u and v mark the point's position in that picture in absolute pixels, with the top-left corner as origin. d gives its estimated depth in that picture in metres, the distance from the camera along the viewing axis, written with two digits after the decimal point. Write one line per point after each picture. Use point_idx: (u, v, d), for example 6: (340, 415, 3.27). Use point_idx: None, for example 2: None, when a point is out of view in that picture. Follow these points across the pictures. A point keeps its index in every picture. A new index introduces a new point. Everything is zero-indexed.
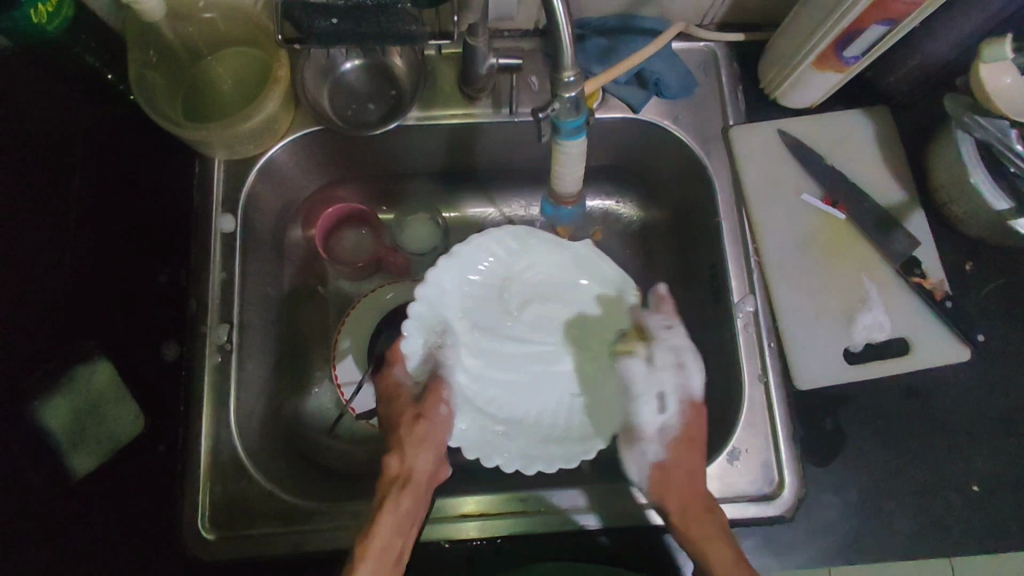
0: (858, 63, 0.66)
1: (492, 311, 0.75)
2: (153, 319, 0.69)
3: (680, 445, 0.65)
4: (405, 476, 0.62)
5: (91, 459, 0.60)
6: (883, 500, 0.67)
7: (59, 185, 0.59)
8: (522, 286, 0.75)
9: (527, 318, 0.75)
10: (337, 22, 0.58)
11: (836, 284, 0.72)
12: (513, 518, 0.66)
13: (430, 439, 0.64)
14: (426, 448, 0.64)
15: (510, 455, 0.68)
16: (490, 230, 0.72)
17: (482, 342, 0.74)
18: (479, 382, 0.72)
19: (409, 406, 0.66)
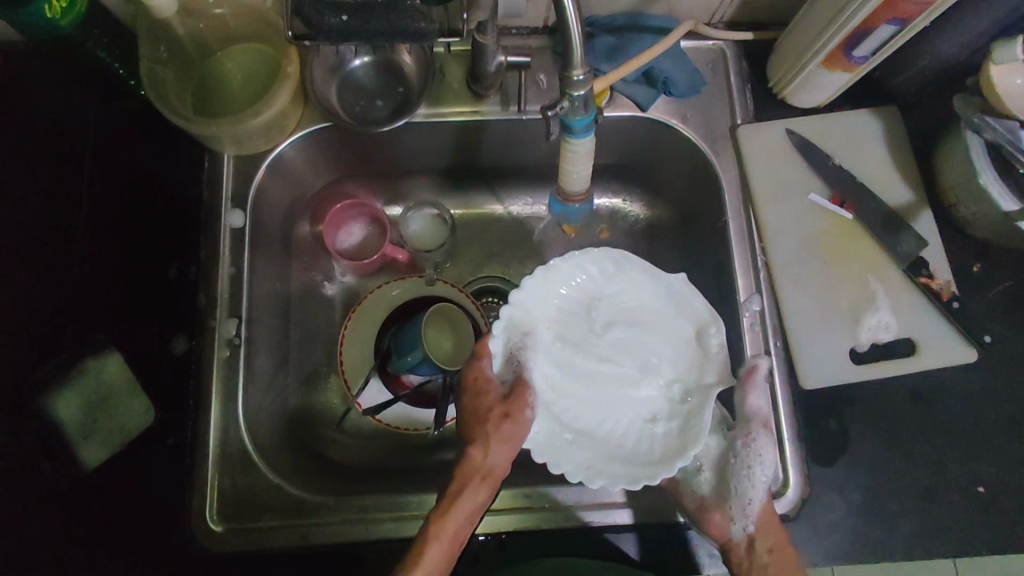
0: (867, 63, 0.66)
1: (576, 330, 0.69)
2: (162, 312, 0.68)
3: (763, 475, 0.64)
4: (486, 470, 0.59)
5: (99, 449, 0.62)
6: (887, 501, 0.67)
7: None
8: (611, 306, 0.69)
9: (607, 340, 0.69)
10: (347, 19, 0.59)
11: (843, 284, 0.72)
12: (513, 513, 0.67)
13: (515, 439, 0.60)
14: (507, 446, 0.60)
15: (575, 464, 0.62)
16: (578, 251, 0.67)
17: (570, 357, 0.68)
18: (561, 391, 0.67)
19: (498, 403, 0.61)
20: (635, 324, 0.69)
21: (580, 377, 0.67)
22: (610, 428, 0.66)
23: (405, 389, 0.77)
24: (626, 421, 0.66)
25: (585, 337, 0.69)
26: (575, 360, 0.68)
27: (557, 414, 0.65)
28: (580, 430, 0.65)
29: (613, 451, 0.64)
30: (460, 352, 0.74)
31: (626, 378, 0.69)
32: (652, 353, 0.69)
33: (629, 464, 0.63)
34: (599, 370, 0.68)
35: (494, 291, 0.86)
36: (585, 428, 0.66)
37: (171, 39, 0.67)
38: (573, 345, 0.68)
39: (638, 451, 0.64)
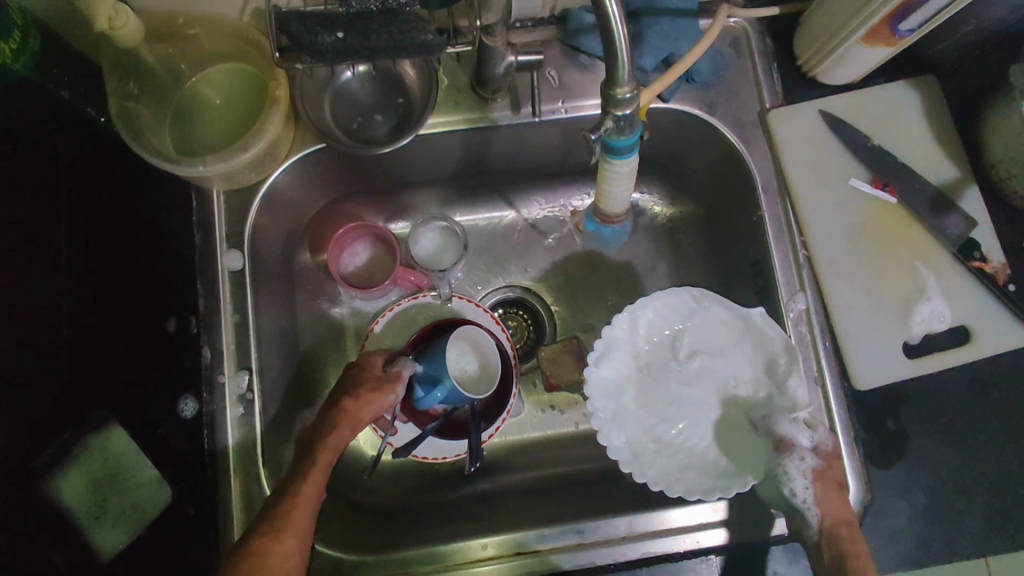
0: (911, 37, 0.61)
1: (665, 361, 0.68)
2: (165, 371, 0.62)
3: (826, 485, 0.59)
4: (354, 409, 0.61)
5: (116, 532, 0.58)
6: (951, 499, 0.64)
7: (42, 242, 0.54)
8: (696, 335, 0.68)
9: (692, 369, 0.68)
10: (342, 36, 0.52)
11: (890, 274, 0.68)
12: (527, 558, 0.63)
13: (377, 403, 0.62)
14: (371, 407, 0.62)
15: (658, 475, 0.63)
16: (659, 292, 0.67)
17: (657, 386, 0.68)
18: (651, 416, 0.67)
19: (376, 375, 0.65)
20: (715, 352, 0.67)
21: (667, 403, 0.68)
22: (700, 446, 0.66)
23: (433, 419, 0.69)
24: (700, 428, 0.67)
25: (665, 365, 0.68)
26: (659, 387, 0.68)
27: (647, 429, 0.66)
28: (667, 443, 0.66)
29: (696, 466, 0.65)
30: (481, 380, 0.65)
31: (707, 402, 0.68)
32: (730, 377, 0.67)
33: (704, 479, 0.64)
34: (686, 395, 0.68)
35: (514, 301, 0.81)
36: (671, 441, 0.66)
37: (139, 68, 0.59)
38: (661, 373, 0.68)
39: (712, 463, 0.65)
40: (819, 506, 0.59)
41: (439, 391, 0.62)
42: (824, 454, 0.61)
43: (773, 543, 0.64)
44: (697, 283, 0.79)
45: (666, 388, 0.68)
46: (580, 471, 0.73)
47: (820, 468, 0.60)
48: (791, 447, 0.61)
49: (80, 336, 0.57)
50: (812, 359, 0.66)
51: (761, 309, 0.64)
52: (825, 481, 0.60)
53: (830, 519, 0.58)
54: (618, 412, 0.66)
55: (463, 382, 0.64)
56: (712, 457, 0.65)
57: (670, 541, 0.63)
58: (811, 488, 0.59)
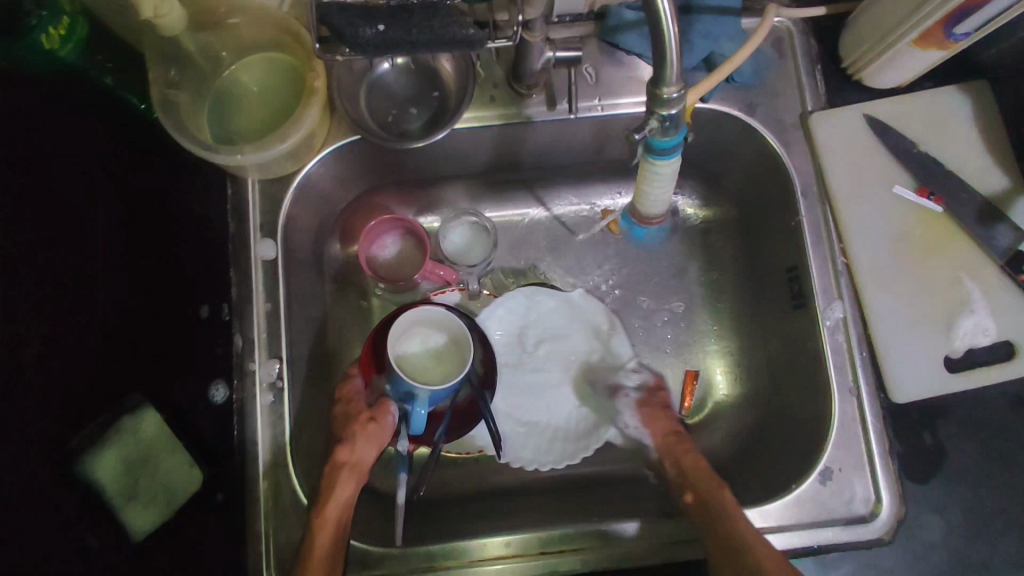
0: (966, 41, 0.59)
1: (517, 355, 0.77)
2: (196, 357, 0.63)
3: (651, 410, 0.71)
4: (354, 462, 0.63)
5: (147, 515, 0.56)
6: (986, 517, 0.62)
7: (81, 216, 0.55)
8: (537, 328, 0.77)
9: (540, 357, 0.77)
10: (384, 28, 0.51)
11: (933, 285, 0.66)
12: (535, 559, 0.63)
13: (378, 437, 0.65)
14: (372, 444, 0.64)
15: (529, 453, 0.73)
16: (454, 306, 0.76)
17: (520, 378, 0.76)
18: (518, 403, 0.75)
19: (366, 406, 0.66)
20: (558, 338, 0.77)
21: (512, 392, 0.76)
22: (561, 421, 0.75)
23: (440, 421, 0.66)
24: (568, 404, 0.76)
25: (519, 360, 0.77)
26: (524, 377, 0.76)
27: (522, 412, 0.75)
28: (533, 423, 0.75)
29: (549, 435, 0.74)
30: (442, 356, 0.64)
31: (567, 380, 0.76)
32: (569, 354, 0.77)
33: (557, 445, 0.74)
34: (536, 380, 0.76)
35: None
36: (542, 422, 0.75)
37: (182, 57, 0.60)
38: (516, 365, 0.77)
39: (570, 430, 0.75)
40: (646, 427, 0.71)
41: (423, 404, 0.61)
42: (648, 389, 0.73)
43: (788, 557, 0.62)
44: (728, 286, 0.78)
45: (523, 377, 0.76)
46: (603, 474, 0.74)
47: (643, 397, 0.72)
48: (619, 391, 0.74)
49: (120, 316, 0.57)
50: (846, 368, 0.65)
51: (580, 292, 0.77)
52: (650, 407, 0.71)
53: (659, 435, 0.69)
54: (502, 406, 0.75)
55: (441, 365, 0.63)
56: (575, 420, 0.75)
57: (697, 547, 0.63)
58: (636, 416, 0.72)
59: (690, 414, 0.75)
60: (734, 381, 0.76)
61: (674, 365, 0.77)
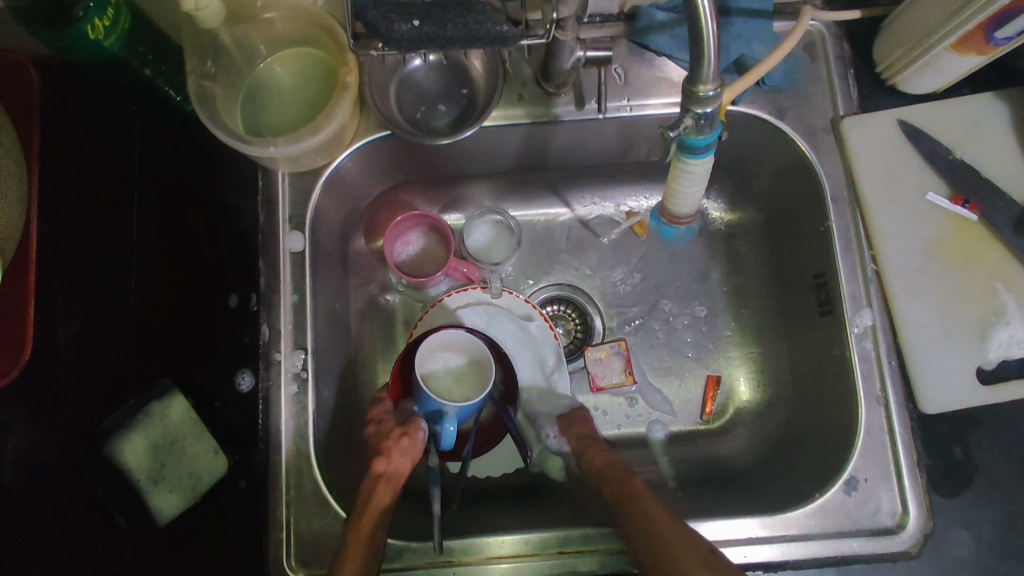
0: (1008, 45, 0.58)
1: None
2: (223, 345, 0.63)
3: (572, 425, 0.69)
4: (390, 476, 0.59)
5: (173, 498, 0.59)
6: (1022, 536, 0.60)
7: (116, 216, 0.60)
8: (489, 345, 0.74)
9: None
10: (418, 24, 0.52)
11: (966, 294, 0.64)
12: (551, 559, 0.63)
13: (414, 452, 0.60)
14: (408, 459, 0.60)
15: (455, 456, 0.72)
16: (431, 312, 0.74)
17: None
18: None
19: (397, 423, 0.62)
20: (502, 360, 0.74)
21: None
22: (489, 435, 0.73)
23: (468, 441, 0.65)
24: None
25: None
26: None
27: None
28: None
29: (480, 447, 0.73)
30: (462, 377, 0.63)
31: None
32: None
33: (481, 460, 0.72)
34: None
35: (566, 301, 0.80)
36: None
37: (218, 51, 0.61)
38: None
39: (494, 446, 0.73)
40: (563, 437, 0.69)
41: (452, 421, 0.61)
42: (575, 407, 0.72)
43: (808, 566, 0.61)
44: (753, 289, 0.78)
45: None
46: None
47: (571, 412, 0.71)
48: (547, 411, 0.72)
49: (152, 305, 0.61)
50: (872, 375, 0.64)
51: (535, 322, 0.74)
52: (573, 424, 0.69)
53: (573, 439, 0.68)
54: None
55: (467, 385, 0.63)
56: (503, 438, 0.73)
57: None
58: (559, 439, 0.70)
59: (711, 418, 0.76)
60: (757, 386, 0.75)
61: (696, 368, 0.77)
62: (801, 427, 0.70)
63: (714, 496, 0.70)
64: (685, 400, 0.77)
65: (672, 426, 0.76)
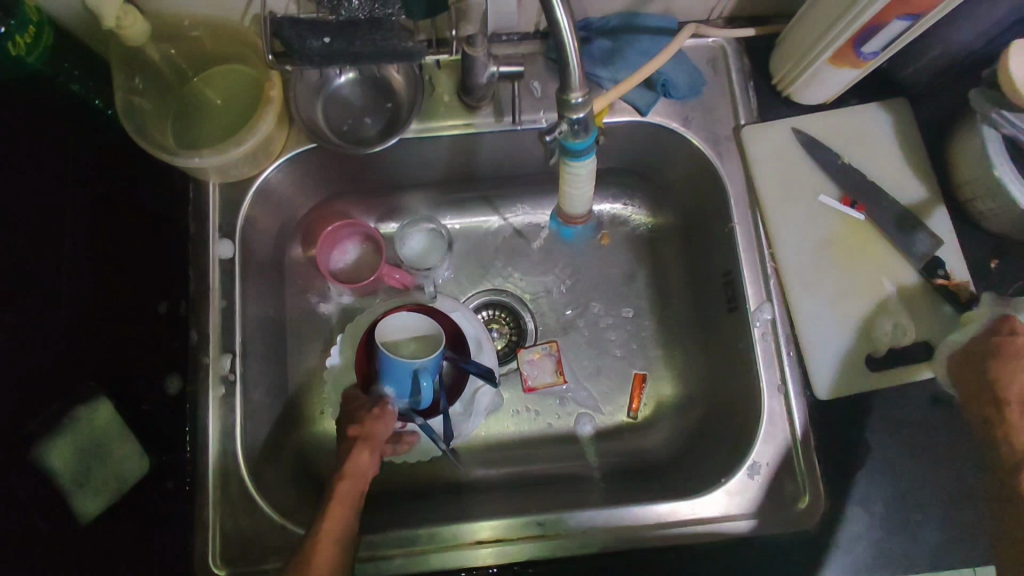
0: (877, 58, 0.63)
1: None
2: (153, 350, 0.66)
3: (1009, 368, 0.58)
4: (367, 439, 0.63)
5: (96, 499, 0.59)
6: (911, 511, 0.64)
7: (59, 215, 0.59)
8: None
9: None
10: (330, 41, 0.56)
11: (856, 287, 0.70)
12: (529, 543, 0.66)
13: (388, 421, 0.65)
14: (383, 427, 0.65)
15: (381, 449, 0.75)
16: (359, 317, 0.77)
17: None
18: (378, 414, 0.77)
19: (370, 400, 0.67)
20: None
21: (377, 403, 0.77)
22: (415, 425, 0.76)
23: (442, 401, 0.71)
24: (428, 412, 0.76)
25: None
26: None
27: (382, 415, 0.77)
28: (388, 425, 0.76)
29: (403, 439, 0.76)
30: (418, 347, 0.68)
31: None
32: None
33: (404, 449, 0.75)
34: None
35: (498, 304, 0.84)
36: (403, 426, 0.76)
37: (147, 68, 0.64)
38: None
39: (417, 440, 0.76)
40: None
41: (426, 376, 0.66)
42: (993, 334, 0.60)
43: (714, 546, 0.65)
44: (674, 290, 0.82)
45: None
46: (549, 471, 0.78)
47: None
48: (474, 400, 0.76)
49: (93, 306, 0.62)
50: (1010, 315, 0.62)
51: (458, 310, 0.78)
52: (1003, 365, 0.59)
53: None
54: None
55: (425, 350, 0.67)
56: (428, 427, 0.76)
57: (632, 537, 0.66)
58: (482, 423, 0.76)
59: (638, 412, 0.79)
60: (677, 381, 0.79)
61: (622, 366, 0.81)
62: (714, 418, 0.75)
63: (635, 487, 0.73)
64: (611, 397, 0.80)
65: (599, 420, 0.80)
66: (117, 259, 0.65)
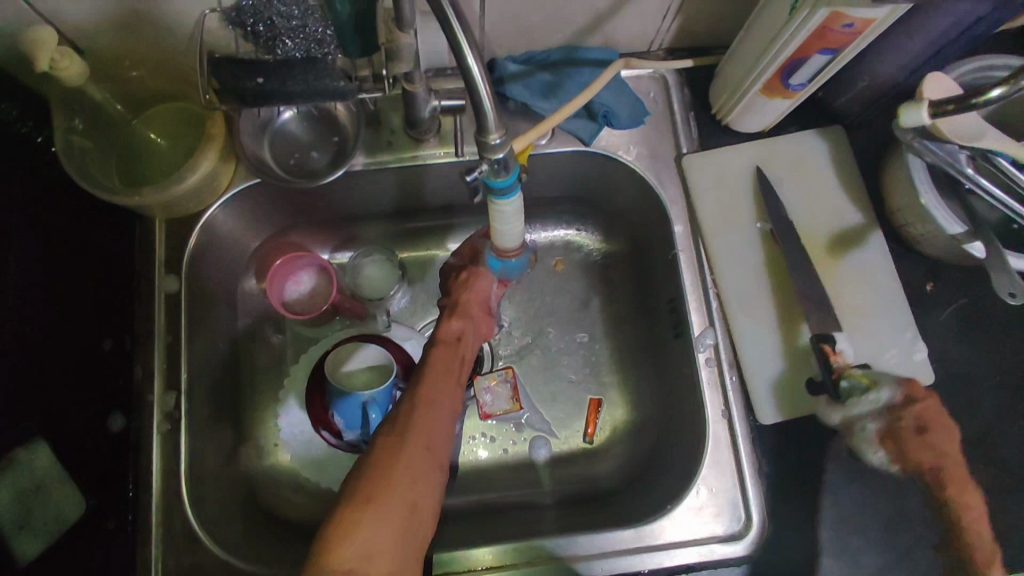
0: (805, 89, 0.65)
1: None
2: (97, 388, 0.65)
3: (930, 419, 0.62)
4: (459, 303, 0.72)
5: (37, 540, 0.57)
6: (853, 534, 0.65)
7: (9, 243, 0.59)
8: None
9: None
10: (262, 81, 0.57)
11: (796, 312, 0.71)
12: (526, 567, 0.66)
13: (484, 291, 0.74)
14: (479, 296, 0.74)
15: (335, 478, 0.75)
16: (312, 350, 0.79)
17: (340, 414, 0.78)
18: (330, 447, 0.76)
19: (463, 275, 0.75)
20: None
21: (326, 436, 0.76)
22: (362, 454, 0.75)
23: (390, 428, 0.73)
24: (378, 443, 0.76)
25: None
26: None
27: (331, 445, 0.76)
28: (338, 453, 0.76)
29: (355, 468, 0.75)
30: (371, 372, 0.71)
31: None
32: None
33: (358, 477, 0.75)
34: None
35: None
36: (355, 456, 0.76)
37: (88, 108, 0.64)
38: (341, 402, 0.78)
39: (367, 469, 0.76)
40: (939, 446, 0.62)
41: (373, 408, 0.69)
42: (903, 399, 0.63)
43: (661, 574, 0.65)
44: (626, 315, 0.83)
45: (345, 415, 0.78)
46: (502, 500, 0.77)
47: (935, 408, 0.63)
48: None
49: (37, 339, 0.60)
50: (906, 381, 0.64)
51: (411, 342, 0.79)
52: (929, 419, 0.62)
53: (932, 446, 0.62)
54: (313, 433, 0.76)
55: (376, 379, 0.70)
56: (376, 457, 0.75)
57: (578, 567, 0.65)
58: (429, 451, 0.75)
59: (593, 438, 0.80)
60: (630, 406, 0.80)
61: (577, 391, 0.81)
62: (664, 443, 0.75)
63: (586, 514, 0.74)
64: (566, 423, 0.80)
65: (554, 445, 0.80)
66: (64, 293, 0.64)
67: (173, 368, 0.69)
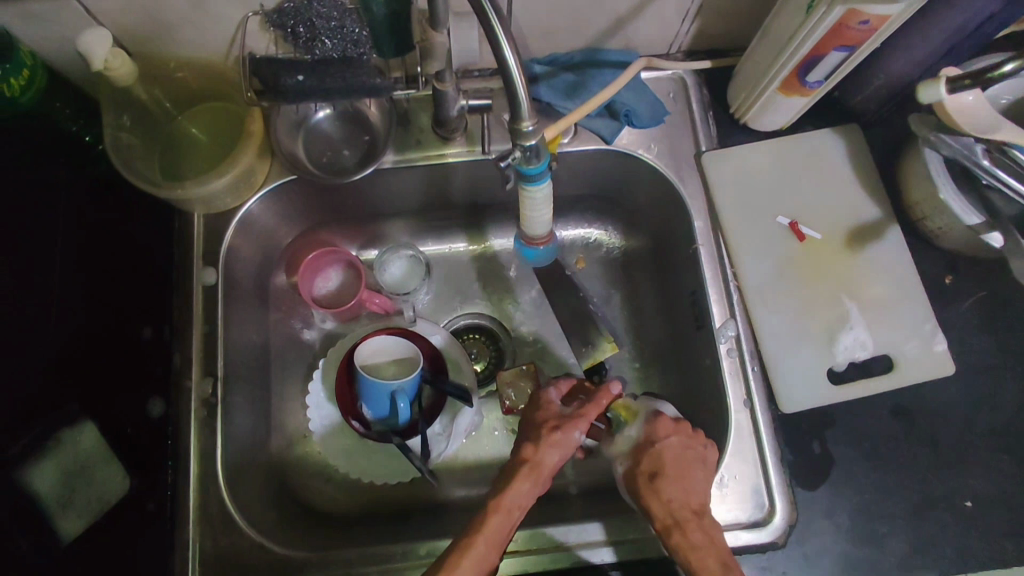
0: (823, 87, 0.67)
1: None
2: (135, 375, 0.67)
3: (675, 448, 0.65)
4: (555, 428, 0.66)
5: (78, 518, 0.58)
6: (876, 521, 0.65)
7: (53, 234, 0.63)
8: None
9: None
10: (303, 78, 0.60)
11: (817, 304, 0.72)
12: (543, 552, 0.67)
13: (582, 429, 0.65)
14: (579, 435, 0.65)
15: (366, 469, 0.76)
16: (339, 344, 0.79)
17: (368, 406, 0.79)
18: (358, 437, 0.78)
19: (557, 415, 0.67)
20: None
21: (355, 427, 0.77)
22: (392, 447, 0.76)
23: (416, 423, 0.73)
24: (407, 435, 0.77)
25: None
26: None
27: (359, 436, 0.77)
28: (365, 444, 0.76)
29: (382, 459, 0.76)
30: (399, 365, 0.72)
31: None
32: None
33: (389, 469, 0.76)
34: None
35: (477, 329, 0.86)
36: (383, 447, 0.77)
37: (134, 107, 0.68)
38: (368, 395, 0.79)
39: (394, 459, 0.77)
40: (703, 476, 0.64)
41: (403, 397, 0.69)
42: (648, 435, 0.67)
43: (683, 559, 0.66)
44: (647, 311, 0.84)
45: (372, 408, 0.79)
46: None
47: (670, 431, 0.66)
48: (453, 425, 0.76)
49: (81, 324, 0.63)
50: (654, 420, 0.67)
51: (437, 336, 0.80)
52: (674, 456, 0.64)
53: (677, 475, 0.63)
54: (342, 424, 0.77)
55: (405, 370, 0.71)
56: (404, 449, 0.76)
57: (598, 552, 0.67)
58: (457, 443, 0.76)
59: None
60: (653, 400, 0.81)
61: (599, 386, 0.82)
62: None
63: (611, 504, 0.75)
64: None
65: None
66: (105, 282, 0.66)
67: (209, 357, 0.71)
